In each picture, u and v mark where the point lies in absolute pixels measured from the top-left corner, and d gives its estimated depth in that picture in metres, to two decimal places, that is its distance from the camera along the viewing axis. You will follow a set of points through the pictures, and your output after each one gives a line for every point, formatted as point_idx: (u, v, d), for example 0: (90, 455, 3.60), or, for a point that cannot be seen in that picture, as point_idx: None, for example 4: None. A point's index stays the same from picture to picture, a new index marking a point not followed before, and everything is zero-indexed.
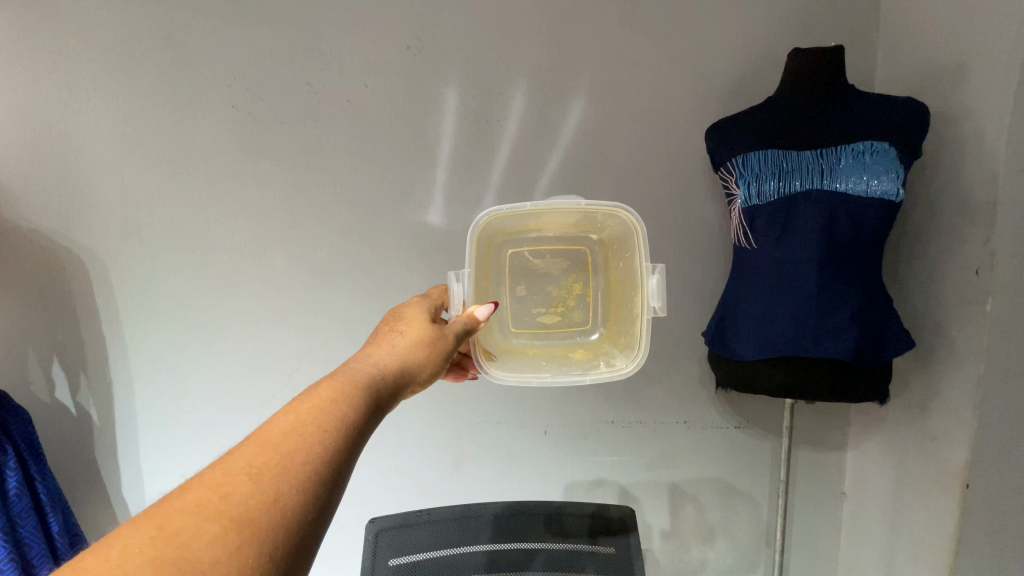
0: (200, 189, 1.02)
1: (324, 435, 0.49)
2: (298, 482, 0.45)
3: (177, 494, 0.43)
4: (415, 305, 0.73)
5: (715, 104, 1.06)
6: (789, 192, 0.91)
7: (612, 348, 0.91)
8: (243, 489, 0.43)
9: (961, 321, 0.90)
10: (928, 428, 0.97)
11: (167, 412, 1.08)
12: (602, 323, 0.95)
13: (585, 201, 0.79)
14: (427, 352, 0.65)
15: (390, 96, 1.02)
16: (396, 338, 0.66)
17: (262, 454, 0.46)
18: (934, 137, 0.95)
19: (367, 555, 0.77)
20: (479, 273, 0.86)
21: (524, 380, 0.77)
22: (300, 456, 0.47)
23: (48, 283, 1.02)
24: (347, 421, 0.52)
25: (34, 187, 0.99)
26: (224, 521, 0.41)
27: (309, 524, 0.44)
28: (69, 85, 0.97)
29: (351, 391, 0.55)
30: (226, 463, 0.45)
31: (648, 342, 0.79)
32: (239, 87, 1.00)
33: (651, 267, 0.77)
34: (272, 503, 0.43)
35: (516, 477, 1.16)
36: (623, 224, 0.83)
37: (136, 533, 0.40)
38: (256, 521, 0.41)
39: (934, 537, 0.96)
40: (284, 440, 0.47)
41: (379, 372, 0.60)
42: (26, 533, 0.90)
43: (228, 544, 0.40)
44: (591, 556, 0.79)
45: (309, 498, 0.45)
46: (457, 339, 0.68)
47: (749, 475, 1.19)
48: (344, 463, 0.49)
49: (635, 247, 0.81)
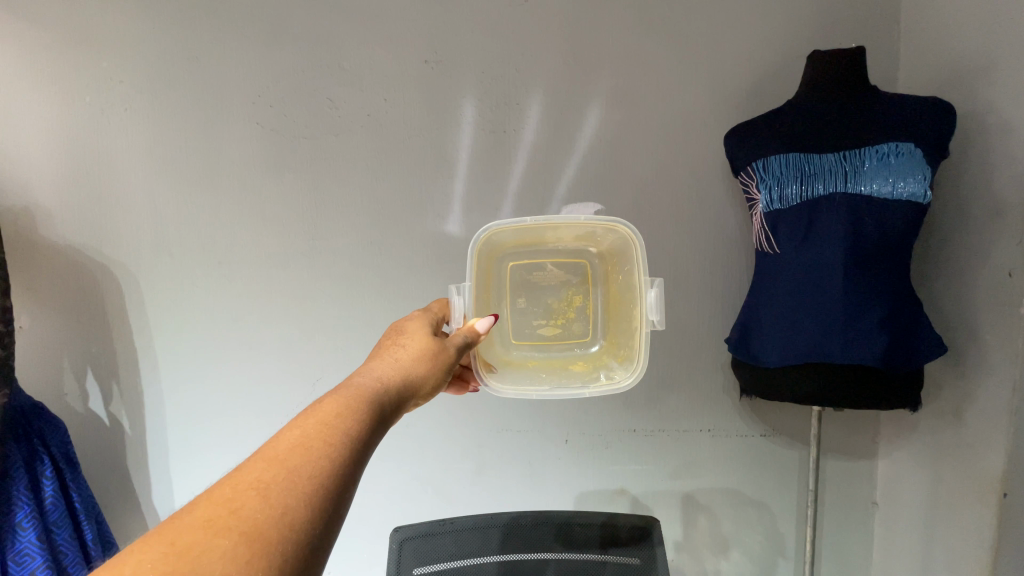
0: (226, 201, 1.05)
1: (330, 449, 0.50)
2: (305, 496, 0.45)
3: (187, 510, 0.44)
4: (415, 319, 0.73)
5: (734, 109, 1.06)
6: (812, 196, 0.90)
7: (611, 361, 0.90)
8: (253, 504, 0.44)
9: (994, 325, 0.88)
10: (962, 435, 0.94)
11: (194, 422, 1.11)
12: (601, 335, 0.95)
13: (586, 217, 0.80)
14: (430, 365, 0.65)
15: (408, 108, 1.03)
16: (398, 351, 0.66)
17: (269, 469, 0.47)
18: (962, 137, 0.93)
19: (391, 564, 0.78)
20: (480, 286, 0.86)
21: (524, 392, 0.77)
22: (307, 470, 0.47)
23: (83, 296, 1.05)
24: (351, 436, 0.52)
25: (67, 204, 1.03)
26: (234, 536, 0.41)
27: (317, 537, 0.45)
28: (101, 104, 1.01)
29: (355, 405, 0.56)
30: (235, 478, 0.46)
31: (646, 356, 0.78)
32: (264, 104, 1.03)
33: (649, 281, 0.77)
34: (280, 517, 0.43)
35: (538, 486, 1.15)
36: (623, 238, 0.83)
37: (148, 549, 0.40)
38: (265, 535, 0.42)
39: (972, 548, 0.93)
40: (291, 455, 0.48)
41: (382, 386, 0.60)
42: (62, 541, 0.93)
43: (238, 557, 0.40)
44: (602, 566, 0.79)
45: (317, 511, 0.45)
46: (459, 351, 0.69)
47: (776, 485, 1.17)
48: (349, 477, 0.49)
49: (634, 260, 0.81)
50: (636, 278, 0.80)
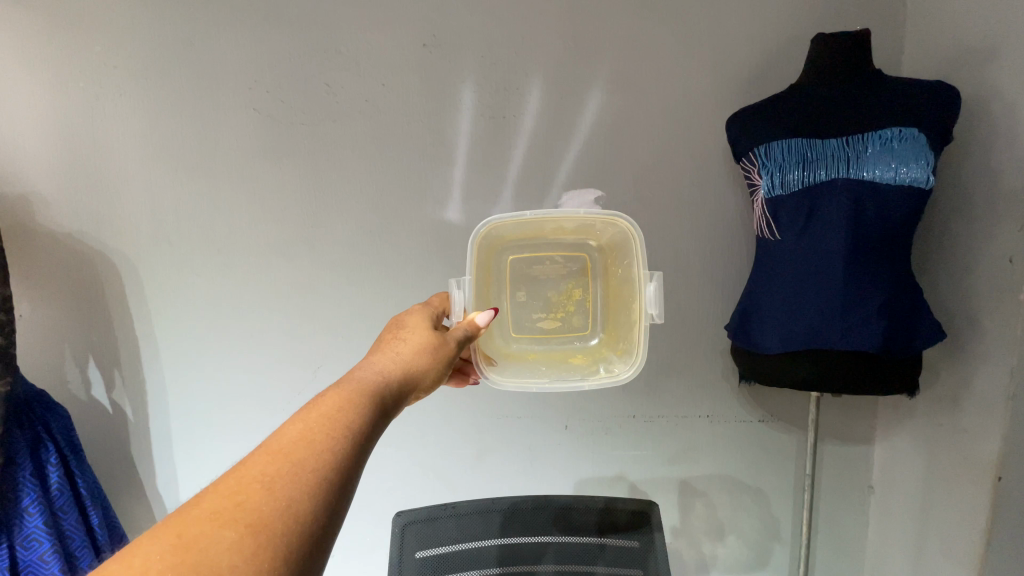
0: (224, 189, 1.04)
1: (333, 442, 0.50)
2: (309, 488, 0.46)
3: (193, 504, 0.44)
4: (416, 312, 0.73)
5: (736, 93, 1.05)
6: (814, 182, 0.89)
7: (611, 354, 0.91)
8: (257, 497, 0.44)
9: (994, 310, 0.88)
10: (958, 420, 0.95)
11: (197, 409, 1.11)
12: (601, 328, 0.95)
13: (586, 210, 0.80)
14: (431, 358, 0.66)
15: (407, 93, 1.02)
16: (399, 345, 0.66)
17: (274, 462, 0.47)
18: (966, 122, 0.92)
19: (394, 548, 0.78)
20: (480, 280, 0.85)
21: (524, 385, 0.77)
22: (310, 463, 0.48)
23: (82, 284, 1.05)
24: (353, 429, 0.52)
25: (64, 192, 1.02)
26: (239, 528, 0.42)
27: (321, 529, 0.45)
28: (95, 90, 1.00)
29: (357, 399, 0.56)
30: (239, 472, 0.47)
31: (646, 349, 0.78)
32: (260, 90, 1.01)
33: (649, 275, 0.77)
34: (285, 510, 0.44)
35: (538, 471, 1.16)
36: (623, 232, 0.83)
37: (156, 542, 0.41)
38: (270, 527, 0.43)
39: (966, 530, 0.94)
40: (294, 448, 0.48)
41: (383, 379, 0.60)
42: (69, 525, 0.94)
43: (245, 549, 0.41)
44: (600, 550, 0.80)
45: (320, 503, 0.46)
46: (460, 344, 0.69)
47: (774, 469, 1.18)
48: (352, 470, 0.50)
49: (634, 255, 0.81)
50: (636, 273, 0.80)
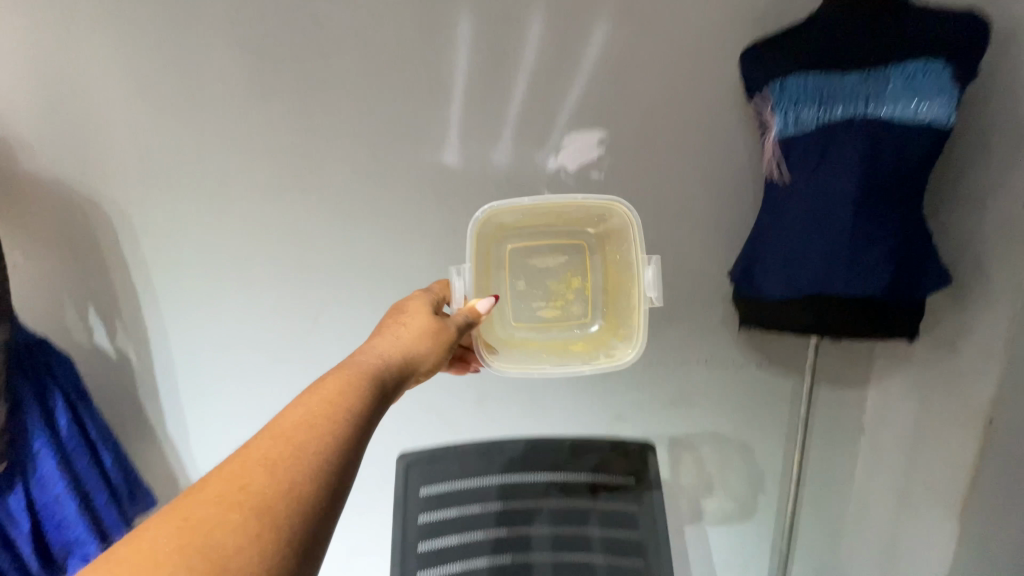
0: (210, 133, 0.99)
1: (335, 427, 0.50)
2: (312, 472, 0.46)
3: (200, 486, 0.45)
4: (417, 297, 0.72)
5: (751, 24, 0.98)
6: (829, 120, 0.85)
7: (612, 341, 0.89)
8: (262, 479, 0.45)
9: (1004, 255, 0.86)
10: (955, 365, 0.96)
11: (201, 357, 1.12)
12: (601, 315, 0.94)
13: (583, 196, 0.81)
14: (431, 344, 0.65)
15: (399, 25, 0.95)
16: (399, 329, 0.66)
17: (278, 446, 0.48)
18: (993, 52, 0.86)
19: (399, 482, 0.84)
20: (479, 266, 0.84)
21: (526, 371, 0.78)
22: (312, 448, 0.48)
23: (74, 233, 1.03)
24: (355, 415, 0.53)
25: (43, 137, 0.97)
26: (245, 511, 0.43)
27: (322, 515, 0.45)
28: (60, 22, 0.92)
29: (359, 385, 0.56)
30: (244, 455, 0.47)
31: (646, 334, 0.80)
32: (242, 22, 0.94)
33: (647, 260, 0.79)
34: (287, 492, 0.44)
35: (539, 413, 1.19)
36: (620, 217, 0.83)
37: (163, 524, 0.41)
38: (274, 510, 0.43)
39: (951, 469, 0.97)
40: (297, 433, 0.49)
41: (385, 364, 0.60)
42: (80, 467, 0.95)
43: (249, 531, 0.42)
44: (592, 487, 0.86)
45: (322, 487, 0.46)
46: (460, 330, 0.69)
47: (769, 412, 1.21)
48: (353, 456, 0.50)
49: (632, 235, 0.81)
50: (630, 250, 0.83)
